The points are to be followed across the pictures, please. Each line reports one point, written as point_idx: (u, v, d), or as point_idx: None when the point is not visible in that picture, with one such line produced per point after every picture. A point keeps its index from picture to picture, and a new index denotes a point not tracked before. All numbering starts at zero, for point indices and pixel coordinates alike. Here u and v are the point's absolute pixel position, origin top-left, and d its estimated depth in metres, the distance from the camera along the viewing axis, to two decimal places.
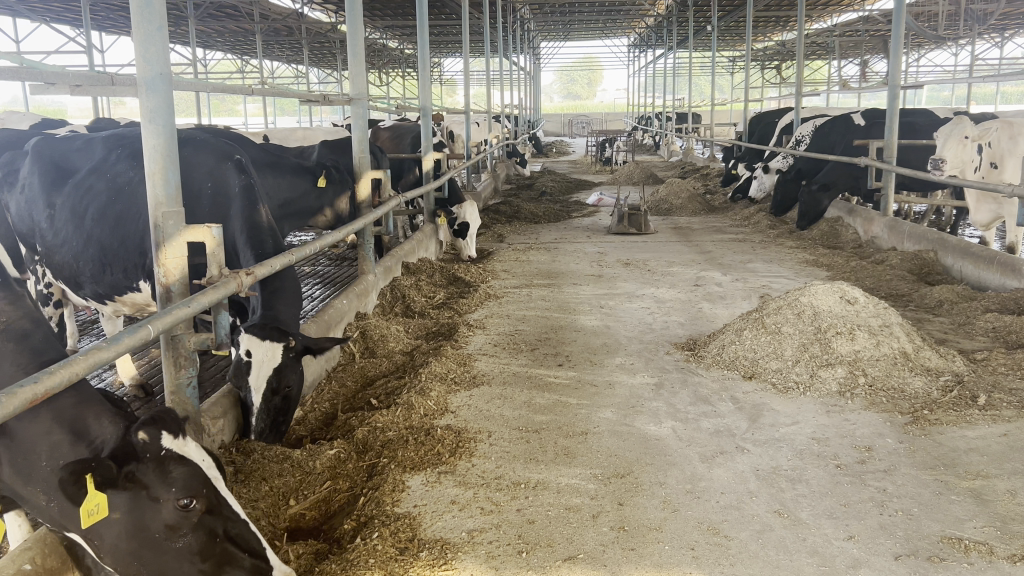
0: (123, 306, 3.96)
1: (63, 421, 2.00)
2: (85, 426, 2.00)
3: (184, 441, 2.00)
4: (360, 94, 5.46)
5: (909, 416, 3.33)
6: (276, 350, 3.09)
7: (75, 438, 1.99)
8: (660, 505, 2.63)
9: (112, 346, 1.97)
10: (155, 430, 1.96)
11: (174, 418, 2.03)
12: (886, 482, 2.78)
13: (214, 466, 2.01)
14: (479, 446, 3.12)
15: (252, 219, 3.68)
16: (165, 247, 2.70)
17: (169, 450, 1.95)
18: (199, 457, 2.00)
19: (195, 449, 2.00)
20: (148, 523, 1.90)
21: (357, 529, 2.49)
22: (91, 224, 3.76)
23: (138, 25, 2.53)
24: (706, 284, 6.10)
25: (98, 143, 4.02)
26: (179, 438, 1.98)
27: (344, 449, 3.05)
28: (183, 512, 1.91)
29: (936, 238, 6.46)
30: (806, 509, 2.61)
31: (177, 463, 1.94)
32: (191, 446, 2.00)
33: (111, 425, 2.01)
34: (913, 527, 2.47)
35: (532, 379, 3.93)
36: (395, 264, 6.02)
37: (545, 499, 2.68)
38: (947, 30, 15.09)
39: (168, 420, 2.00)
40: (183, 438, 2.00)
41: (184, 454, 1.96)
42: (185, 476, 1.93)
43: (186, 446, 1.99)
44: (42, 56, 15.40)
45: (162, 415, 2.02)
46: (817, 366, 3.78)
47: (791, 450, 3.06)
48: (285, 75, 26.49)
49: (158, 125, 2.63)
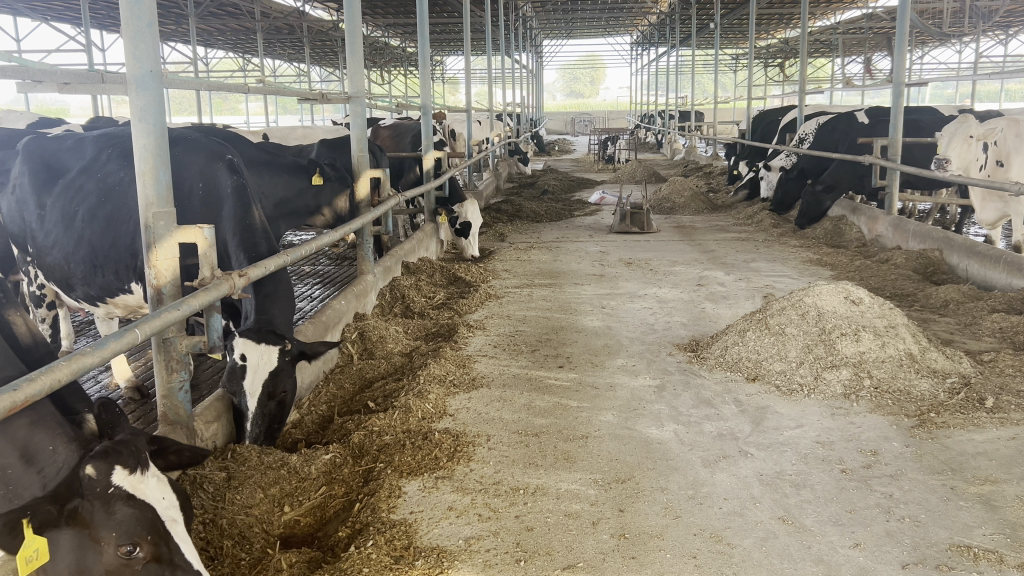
0: (115, 308, 3.91)
1: (14, 443, 1.86)
2: (38, 449, 1.86)
3: (141, 476, 1.81)
4: (359, 92, 5.38)
5: (916, 419, 3.27)
6: (272, 353, 3.04)
7: (25, 462, 1.85)
8: (662, 511, 2.57)
9: (97, 351, 1.91)
10: (106, 466, 1.76)
11: (130, 449, 1.83)
12: (893, 487, 2.72)
13: (174, 507, 1.83)
14: (478, 450, 3.07)
15: (246, 220, 3.62)
16: (156, 248, 2.65)
17: (118, 488, 1.75)
18: (157, 496, 1.81)
19: (154, 486, 1.82)
20: (88, 567, 1.70)
21: (351, 537, 2.44)
22: (82, 225, 3.71)
23: (127, 22, 2.47)
24: (709, 284, 6.04)
25: (89, 143, 3.96)
26: (135, 475, 1.79)
27: (340, 454, 3.00)
28: (125, 560, 1.72)
29: (942, 237, 6.40)
30: (811, 515, 2.55)
31: (124, 502, 1.74)
32: (148, 483, 1.81)
33: (65, 453, 1.86)
34: (921, 535, 2.41)
35: (531, 381, 3.87)
36: (395, 264, 5.96)
37: (544, 505, 2.63)
38: (953, 27, 15.01)
39: (123, 452, 1.81)
40: (141, 472, 1.81)
41: (135, 493, 1.76)
42: (130, 519, 1.73)
43: (143, 483, 1.80)
44: (43, 56, 15.40)
45: (118, 446, 1.83)
46: (822, 368, 3.72)
47: (795, 454, 3.00)
48: (287, 74, 26.50)
49: (148, 123, 2.58)
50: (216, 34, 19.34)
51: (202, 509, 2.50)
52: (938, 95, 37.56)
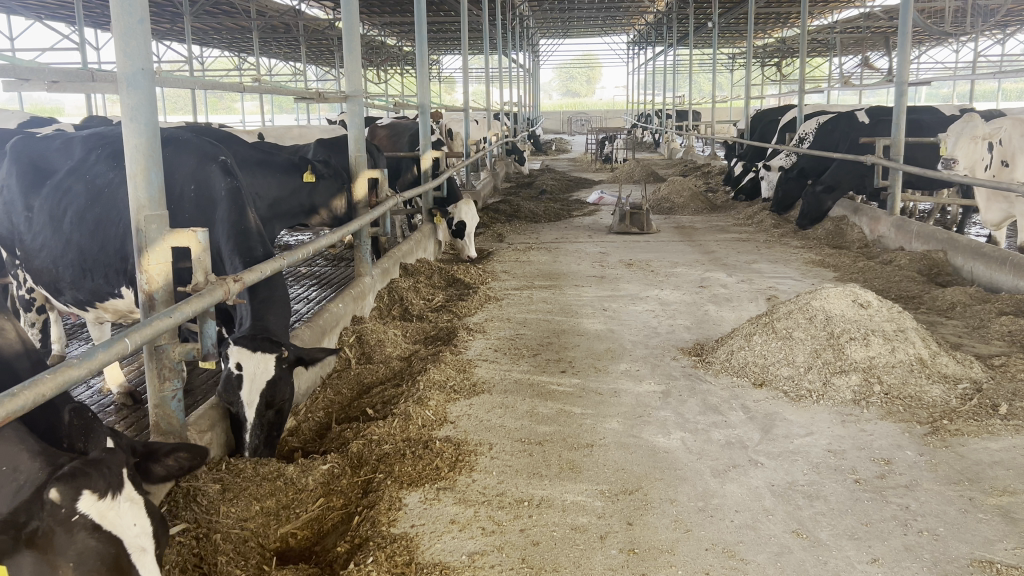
0: (105, 313, 3.81)
1: None
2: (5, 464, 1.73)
3: (111, 502, 1.71)
4: (357, 91, 5.28)
5: (929, 427, 3.18)
6: (269, 362, 2.94)
7: None
8: (672, 525, 2.49)
9: (84, 364, 1.82)
10: (73, 490, 1.64)
11: (100, 472, 1.73)
12: (909, 499, 2.64)
13: (144, 535, 1.75)
14: (480, 459, 2.98)
15: (240, 223, 3.53)
16: (148, 252, 2.54)
17: (84, 516, 1.63)
18: (127, 522, 1.73)
19: (124, 512, 1.73)
20: None
21: (351, 552, 2.36)
22: (71, 228, 3.62)
23: (118, 18, 2.38)
24: (712, 286, 5.95)
25: (78, 144, 3.87)
26: (103, 501, 1.68)
27: (338, 464, 2.91)
28: None
29: (946, 238, 6.32)
30: (826, 528, 2.47)
31: (90, 532, 1.63)
32: (118, 510, 1.71)
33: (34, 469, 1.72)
34: (942, 549, 2.33)
35: (534, 387, 3.78)
36: (393, 266, 5.87)
37: (549, 518, 2.54)
38: (952, 26, 14.98)
39: (93, 476, 1.70)
40: (112, 496, 1.72)
41: (101, 523, 1.66)
42: (92, 552, 1.61)
43: (112, 510, 1.70)
44: (36, 54, 15.24)
45: (87, 468, 1.71)
46: (831, 373, 3.64)
47: (807, 464, 2.92)
48: (283, 74, 26.34)
49: (140, 123, 2.49)
50: (211, 32, 19.23)
51: (196, 524, 2.41)
52: (934, 93, 37.65)
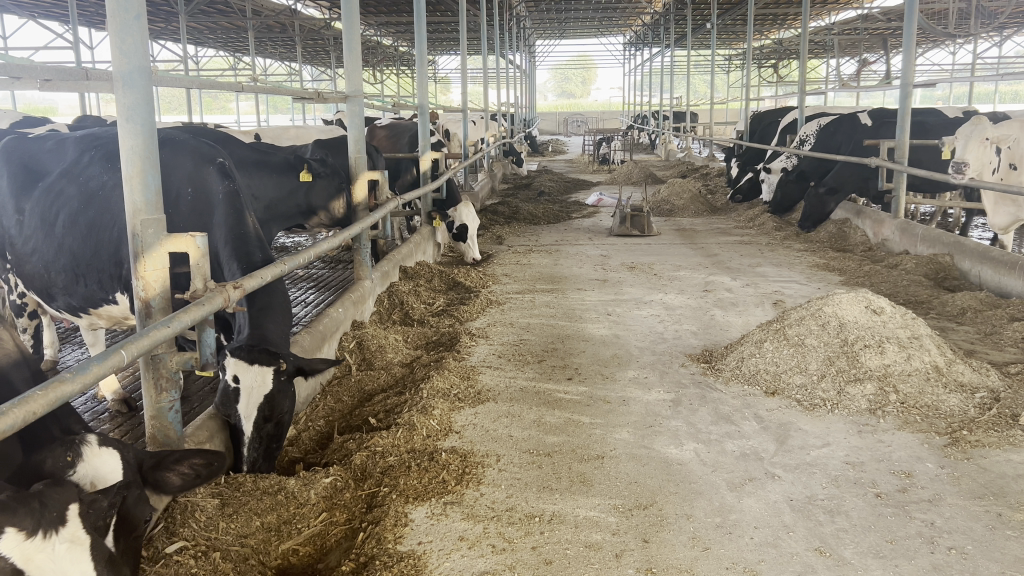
0: (99, 319, 3.69)
1: None
2: None
3: (42, 543, 1.57)
4: (357, 91, 5.17)
5: (948, 437, 3.09)
6: (266, 375, 2.82)
7: None
8: (689, 542, 2.40)
9: (77, 378, 1.72)
10: None
11: (31, 509, 1.58)
12: (933, 514, 2.54)
13: None
14: (488, 472, 2.88)
15: (238, 227, 3.43)
16: (144, 258, 2.45)
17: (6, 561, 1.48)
18: (62, 568, 1.58)
19: (59, 556, 1.59)
20: None
21: (356, 571, 2.26)
22: (63, 232, 3.51)
23: (114, 14, 2.28)
24: (716, 290, 5.87)
25: (71, 144, 3.76)
26: (31, 542, 1.54)
27: (341, 477, 2.80)
28: None
29: (952, 241, 6.24)
30: (849, 546, 2.38)
31: None
32: (50, 553, 1.57)
33: None
34: (971, 568, 2.24)
35: (540, 395, 3.69)
36: (393, 269, 5.77)
37: (561, 535, 2.45)
38: (953, 27, 14.89)
39: (21, 512, 1.55)
40: (42, 538, 1.57)
41: (24, 567, 1.50)
42: None
43: (40, 553, 1.55)
44: (29, 51, 15.05)
45: (19, 503, 1.57)
46: (845, 382, 3.54)
47: (824, 477, 2.83)
48: (278, 74, 26.15)
49: (136, 124, 2.39)
50: (207, 32, 19.09)
51: (194, 541, 2.30)
52: (929, 95, 37.62)
